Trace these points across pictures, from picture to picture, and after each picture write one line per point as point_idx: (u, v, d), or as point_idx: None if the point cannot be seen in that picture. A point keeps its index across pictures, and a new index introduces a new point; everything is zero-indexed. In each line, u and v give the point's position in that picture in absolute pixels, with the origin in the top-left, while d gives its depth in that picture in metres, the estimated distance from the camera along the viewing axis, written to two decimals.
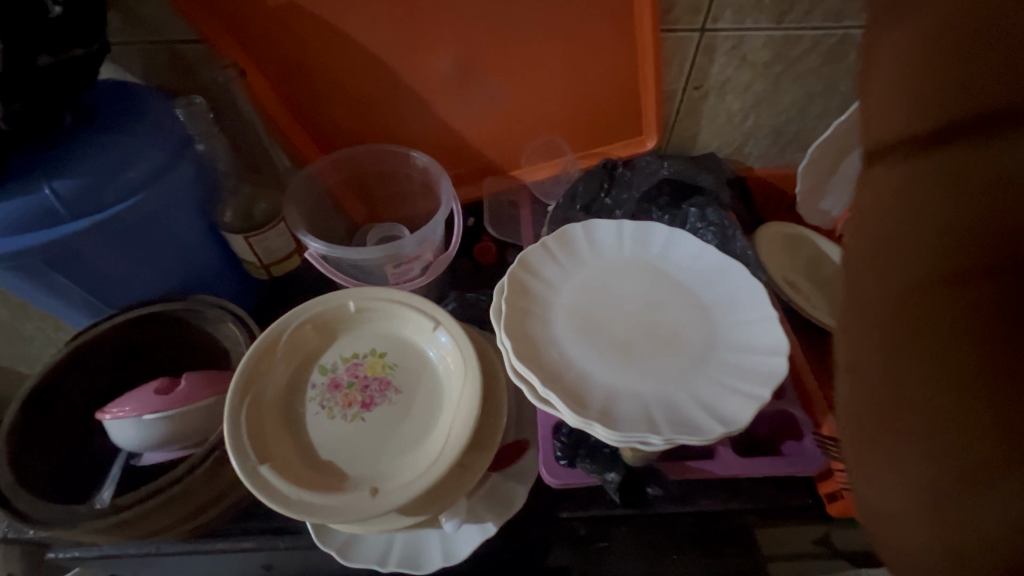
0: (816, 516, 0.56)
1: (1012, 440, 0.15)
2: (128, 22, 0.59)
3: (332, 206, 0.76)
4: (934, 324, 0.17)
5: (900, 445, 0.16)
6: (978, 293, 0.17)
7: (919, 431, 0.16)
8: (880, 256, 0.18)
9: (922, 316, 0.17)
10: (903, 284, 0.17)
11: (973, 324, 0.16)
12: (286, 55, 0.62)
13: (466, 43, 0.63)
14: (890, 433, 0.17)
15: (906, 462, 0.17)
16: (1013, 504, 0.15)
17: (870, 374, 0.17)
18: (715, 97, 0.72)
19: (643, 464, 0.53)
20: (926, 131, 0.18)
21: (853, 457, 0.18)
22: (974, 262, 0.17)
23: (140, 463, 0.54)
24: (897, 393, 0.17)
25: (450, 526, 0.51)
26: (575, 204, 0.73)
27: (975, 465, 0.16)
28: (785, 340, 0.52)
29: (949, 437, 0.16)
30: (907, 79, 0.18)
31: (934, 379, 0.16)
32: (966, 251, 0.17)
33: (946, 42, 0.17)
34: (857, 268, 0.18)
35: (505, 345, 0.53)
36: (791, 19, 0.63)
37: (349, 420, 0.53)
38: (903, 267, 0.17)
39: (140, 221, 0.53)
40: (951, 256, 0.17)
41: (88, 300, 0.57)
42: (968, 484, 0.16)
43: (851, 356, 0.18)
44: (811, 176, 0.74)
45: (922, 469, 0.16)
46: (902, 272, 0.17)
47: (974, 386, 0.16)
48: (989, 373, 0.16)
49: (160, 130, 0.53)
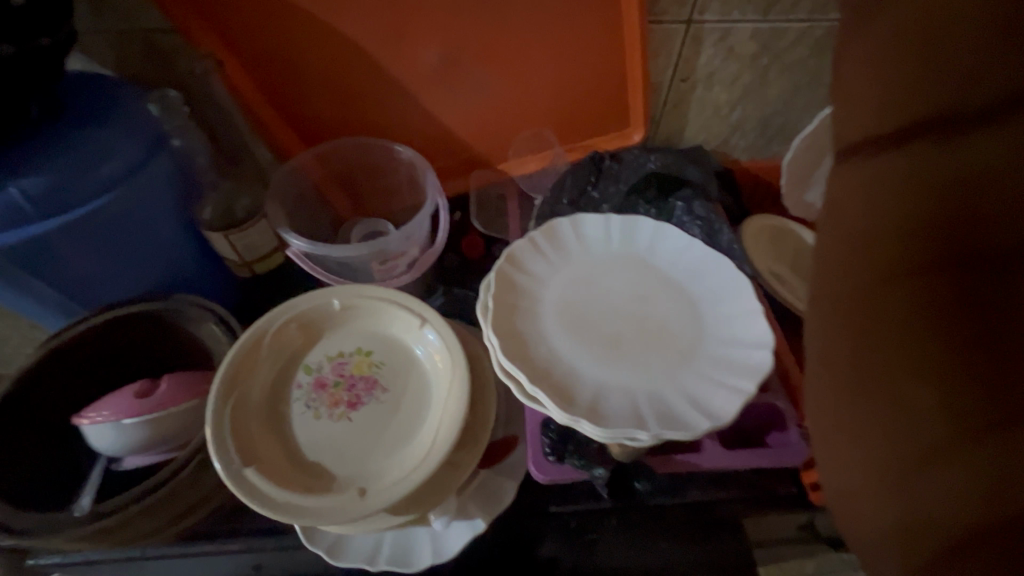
0: (801, 505, 0.57)
1: (970, 436, 0.17)
2: (96, 10, 0.57)
3: (316, 201, 0.74)
4: (894, 304, 0.19)
5: (863, 437, 0.19)
6: (936, 278, 0.19)
7: (875, 421, 0.19)
8: (843, 243, 0.21)
9: (884, 296, 0.19)
10: (871, 262, 0.20)
11: (933, 303, 0.19)
12: (263, 45, 0.60)
13: (450, 34, 0.61)
14: (852, 423, 0.19)
15: (870, 451, 0.19)
16: (955, 487, 0.17)
17: (841, 362, 0.20)
18: (702, 89, 0.71)
19: (632, 459, 0.53)
20: (890, 136, 0.21)
21: (821, 446, 0.20)
22: (928, 251, 0.19)
23: (122, 467, 0.53)
24: (857, 384, 0.19)
25: (439, 523, 0.51)
26: (563, 198, 0.72)
27: (936, 453, 0.18)
28: (771, 334, 0.53)
29: (907, 449, 0.18)
30: (883, 78, 0.22)
31: (890, 362, 0.19)
32: (916, 241, 0.20)
33: (915, 73, 0.21)
34: (830, 260, 0.21)
35: (492, 343, 0.53)
36: (777, 11, 0.62)
37: (335, 420, 0.52)
38: (864, 245, 0.20)
39: (115, 219, 0.52)
40: (897, 250, 0.20)
41: (64, 300, 0.56)
42: (923, 464, 0.18)
43: (821, 344, 0.21)
44: (796, 169, 0.74)
45: (881, 458, 0.18)
46: (864, 248, 0.20)
47: (923, 359, 0.18)
48: (942, 362, 0.18)
49: (133, 124, 0.51)
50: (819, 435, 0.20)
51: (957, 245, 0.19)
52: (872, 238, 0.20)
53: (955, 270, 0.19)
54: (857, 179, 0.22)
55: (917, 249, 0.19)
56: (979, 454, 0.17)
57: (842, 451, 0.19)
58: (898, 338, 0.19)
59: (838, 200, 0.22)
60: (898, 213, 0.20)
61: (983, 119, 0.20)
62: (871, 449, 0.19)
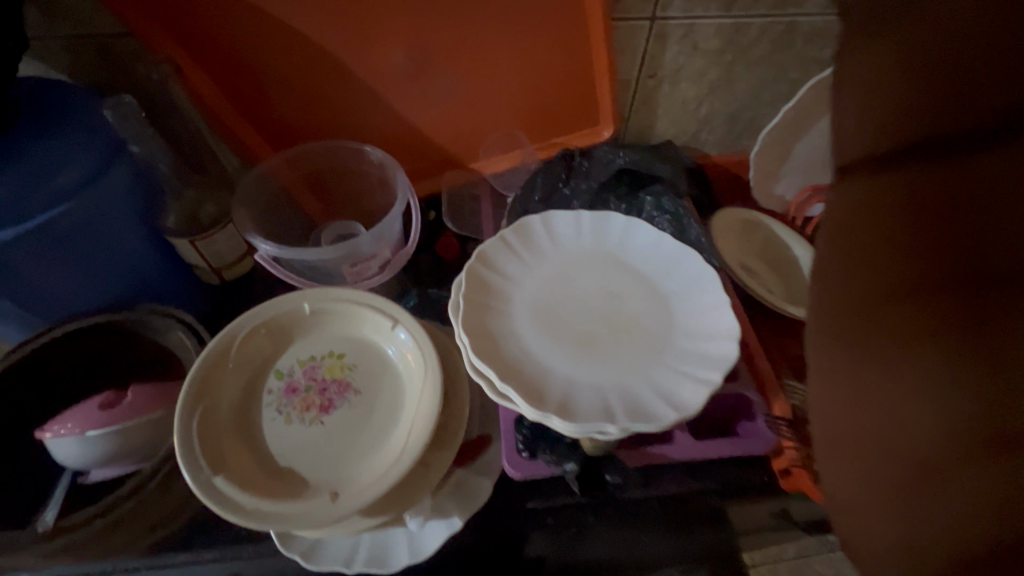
0: (772, 491, 0.58)
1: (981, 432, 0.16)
2: (51, 15, 0.56)
3: (286, 205, 0.73)
4: (888, 310, 0.18)
5: (862, 451, 0.18)
6: (926, 295, 0.18)
7: (877, 429, 0.18)
8: (847, 263, 0.19)
9: (877, 311, 0.18)
10: (855, 289, 0.19)
11: (937, 311, 0.17)
12: (226, 49, 0.59)
13: (416, 34, 0.61)
14: (850, 429, 0.18)
15: (864, 465, 0.18)
16: (963, 494, 0.16)
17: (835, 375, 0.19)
18: (669, 85, 0.72)
19: (603, 452, 0.54)
20: (877, 166, 0.19)
21: (829, 463, 0.19)
22: (921, 268, 0.18)
23: (87, 480, 0.52)
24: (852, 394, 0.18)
25: (413, 523, 0.52)
26: (534, 196, 0.73)
27: (951, 456, 0.16)
28: (738, 325, 0.54)
29: (893, 455, 0.17)
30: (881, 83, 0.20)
31: (897, 382, 0.17)
32: (900, 243, 0.18)
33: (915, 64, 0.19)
34: (838, 275, 0.20)
35: (463, 342, 0.53)
36: (738, 7, 0.63)
37: (307, 424, 0.52)
38: (856, 275, 0.19)
39: (74, 229, 0.50)
40: (883, 277, 0.18)
41: (20, 314, 0.54)
42: (927, 474, 0.17)
43: (822, 363, 0.20)
44: (765, 162, 0.76)
45: (873, 474, 0.18)
46: (855, 277, 0.19)
47: (941, 354, 0.17)
48: (958, 354, 0.17)
49: (89, 131, 0.50)
50: (826, 444, 0.19)
51: (946, 240, 0.18)
52: (850, 262, 0.19)
53: (952, 287, 0.17)
54: (861, 219, 0.20)
55: (911, 276, 0.18)
56: (990, 453, 0.16)
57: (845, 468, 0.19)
58: (932, 358, 0.17)
59: (837, 241, 0.20)
60: (856, 243, 0.19)
61: (974, 149, 0.18)
62: (874, 464, 0.18)
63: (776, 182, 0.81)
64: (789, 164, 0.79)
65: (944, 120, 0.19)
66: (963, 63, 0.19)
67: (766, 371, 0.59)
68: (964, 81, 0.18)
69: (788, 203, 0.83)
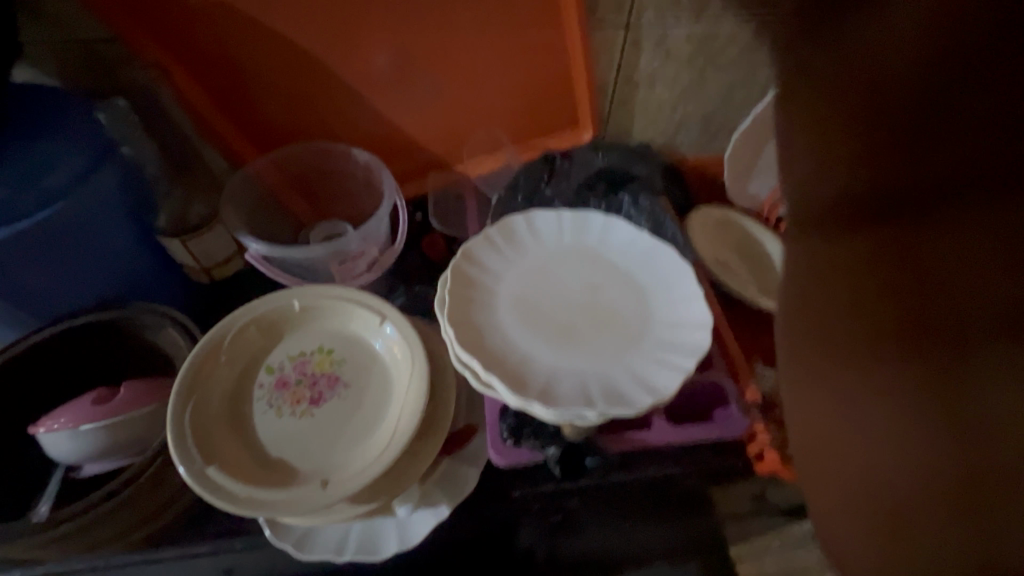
0: (747, 474, 0.61)
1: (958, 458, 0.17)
2: (41, 22, 0.57)
3: (274, 206, 0.75)
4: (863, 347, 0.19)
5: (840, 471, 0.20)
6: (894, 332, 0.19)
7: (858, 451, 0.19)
8: (815, 301, 0.21)
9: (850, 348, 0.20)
10: (827, 329, 0.20)
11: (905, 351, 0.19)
12: (216, 55, 0.61)
13: (401, 41, 0.64)
14: (830, 452, 0.20)
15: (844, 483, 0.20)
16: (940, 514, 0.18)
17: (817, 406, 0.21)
18: (644, 89, 0.76)
19: (585, 438, 0.56)
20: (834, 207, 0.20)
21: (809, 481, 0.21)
22: (888, 309, 0.19)
23: (81, 475, 0.53)
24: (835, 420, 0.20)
25: (402, 510, 0.54)
26: (517, 196, 0.75)
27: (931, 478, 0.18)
28: (710, 315, 0.57)
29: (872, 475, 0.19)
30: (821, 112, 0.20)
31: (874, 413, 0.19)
32: (870, 282, 0.20)
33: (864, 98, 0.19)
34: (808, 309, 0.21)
35: (449, 334, 0.55)
36: (707, 15, 0.67)
37: (298, 417, 0.54)
38: (828, 316, 0.20)
39: (68, 228, 0.52)
40: (863, 317, 0.20)
41: (13, 312, 0.55)
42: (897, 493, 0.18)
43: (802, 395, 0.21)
44: (737, 163, 0.80)
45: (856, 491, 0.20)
46: (828, 318, 0.20)
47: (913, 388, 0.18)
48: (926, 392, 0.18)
49: (81, 134, 0.52)
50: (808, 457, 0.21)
51: (910, 281, 0.19)
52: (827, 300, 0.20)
53: (914, 326, 0.19)
54: (825, 260, 0.21)
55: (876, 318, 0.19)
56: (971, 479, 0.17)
57: (826, 474, 0.20)
58: (906, 396, 0.19)
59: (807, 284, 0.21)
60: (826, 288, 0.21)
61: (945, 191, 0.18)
62: (845, 478, 0.20)
63: (750, 182, 0.85)
64: (761, 164, 0.82)
65: (908, 169, 0.19)
66: (901, 111, 0.19)
67: (740, 360, 0.62)
68: (908, 126, 0.19)
69: (761, 202, 0.87)
